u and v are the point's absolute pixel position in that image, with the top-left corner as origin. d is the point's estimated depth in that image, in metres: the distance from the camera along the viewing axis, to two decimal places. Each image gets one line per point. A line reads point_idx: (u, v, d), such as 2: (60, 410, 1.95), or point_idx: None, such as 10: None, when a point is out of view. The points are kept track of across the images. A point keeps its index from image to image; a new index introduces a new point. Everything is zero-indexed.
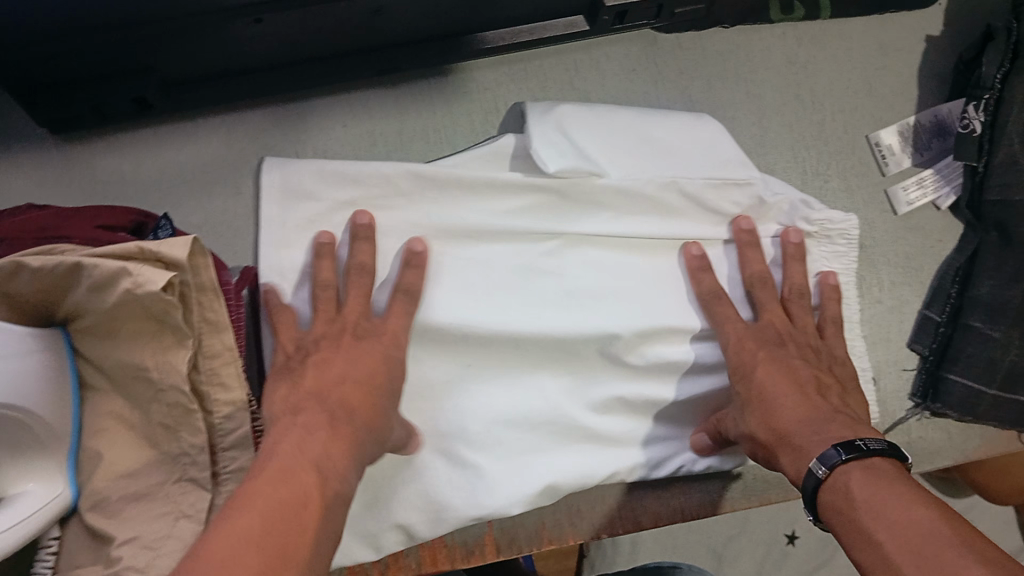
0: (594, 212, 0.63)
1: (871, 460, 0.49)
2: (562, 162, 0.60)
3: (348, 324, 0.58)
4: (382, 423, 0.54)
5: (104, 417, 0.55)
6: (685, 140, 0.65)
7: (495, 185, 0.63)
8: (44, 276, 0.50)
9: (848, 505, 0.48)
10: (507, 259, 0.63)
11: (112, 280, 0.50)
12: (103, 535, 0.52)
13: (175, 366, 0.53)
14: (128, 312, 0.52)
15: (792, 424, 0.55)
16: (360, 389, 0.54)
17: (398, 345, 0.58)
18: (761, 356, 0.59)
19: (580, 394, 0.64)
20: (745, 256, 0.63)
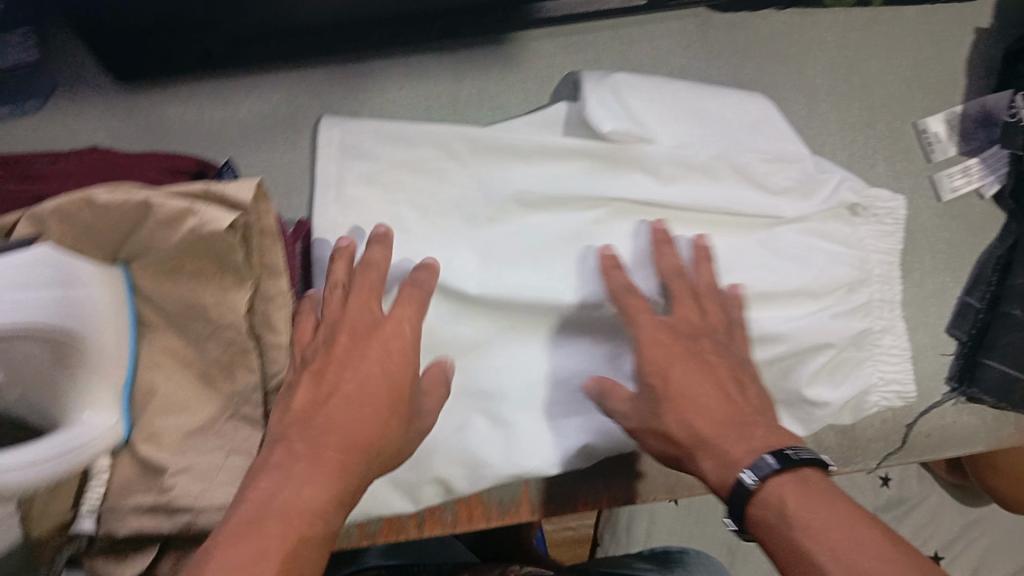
0: (642, 178, 0.64)
1: (801, 471, 0.48)
2: (616, 124, 0.62)
3: (347, 329, 0.55)
4: (389, 433, 0.52)
5: (159, 355, 0.56)
6: (732, 117, 0.66)
7: (548, 151, 0.64)
8: (111, 212, 0.52)
9: (782, 521, 0.47)
10: (559, 227, 0.64)
11: (178, 217, 0.52)
12: (157, 466, 0.53)
13: (235, 305, 0.55)
14: (190, 252, 0.53)
15: (710, 430, 0.53)
16: (353, 402, 0.51)
17: (404, 345, 0.55)
18: (678, 356, 0.56)
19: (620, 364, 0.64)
20: (658, 251, 0.60)
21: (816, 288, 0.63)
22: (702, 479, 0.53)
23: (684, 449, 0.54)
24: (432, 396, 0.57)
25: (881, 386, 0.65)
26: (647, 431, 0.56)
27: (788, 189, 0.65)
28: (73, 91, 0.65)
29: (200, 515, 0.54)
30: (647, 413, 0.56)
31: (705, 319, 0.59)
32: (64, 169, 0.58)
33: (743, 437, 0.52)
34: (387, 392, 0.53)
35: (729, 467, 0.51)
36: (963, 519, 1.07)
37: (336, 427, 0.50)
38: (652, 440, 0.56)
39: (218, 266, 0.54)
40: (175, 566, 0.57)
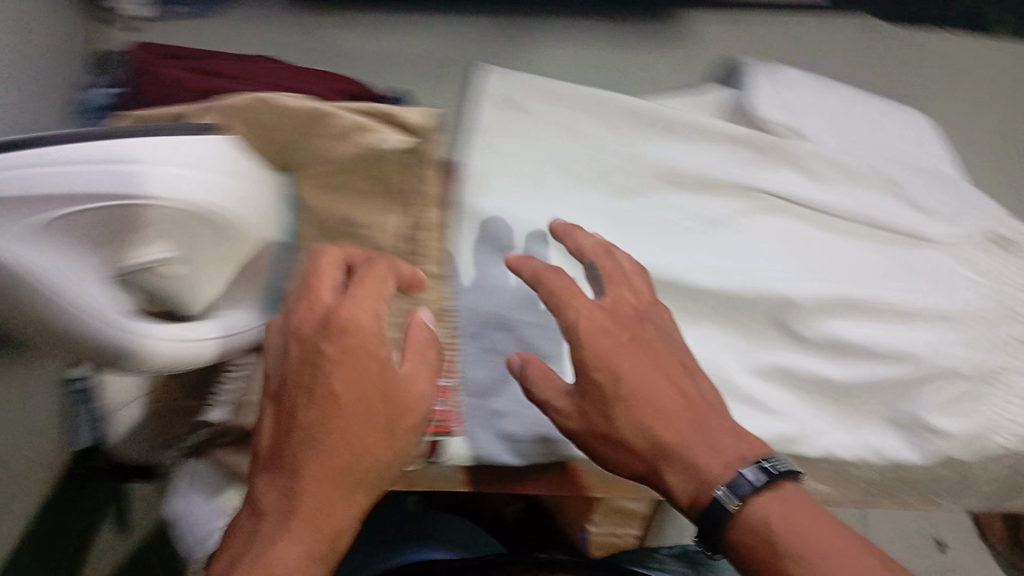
0: (792, 173, 0.65)
1: (785, 488, 0.43)
2: (782, 119, 0.67)
3: (305, 338, 0.43)
4: (383, 449, 0.43)
5: (302, 264, 0.56)
6: (895, 130, 0.71)
7: (706, 133, 0.66)
8: (292, 117, 0.56)
9: (767, 546, 0.42)
10: (702, 209, 0.64)
11: (355, 131, 0.56)
12: None
13: (387, 224, 0.56)
14: (358, 167, 0.56)
15: (677, 438, 0.46)
16: (322, 432, 0.42)
17: (374, 350, 0.43)
18: (627, 342, 0.50)
19: (743, 358, 0.63)
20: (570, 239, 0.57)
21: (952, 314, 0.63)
22: (669, 497, 0.47)
23: (647, 462, 0.47)
24: (420, 362, 0.45)
25: (1010, 423, 0.61)
26: (597, 436, 0.49)
27: (937, 210, 0.67)
28: None
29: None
30: (592, 413, 0.49)
31: (638, 300, 0.54)
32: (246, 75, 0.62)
33: (708, 443, 0.46)
34: (357, 416, 0.42)
35: (705, 490, 0.44)
36: None
37: (305, 471, 0.42)
38: (603, 447, 0.49)
39: (379, 186, 0.57)
40: None
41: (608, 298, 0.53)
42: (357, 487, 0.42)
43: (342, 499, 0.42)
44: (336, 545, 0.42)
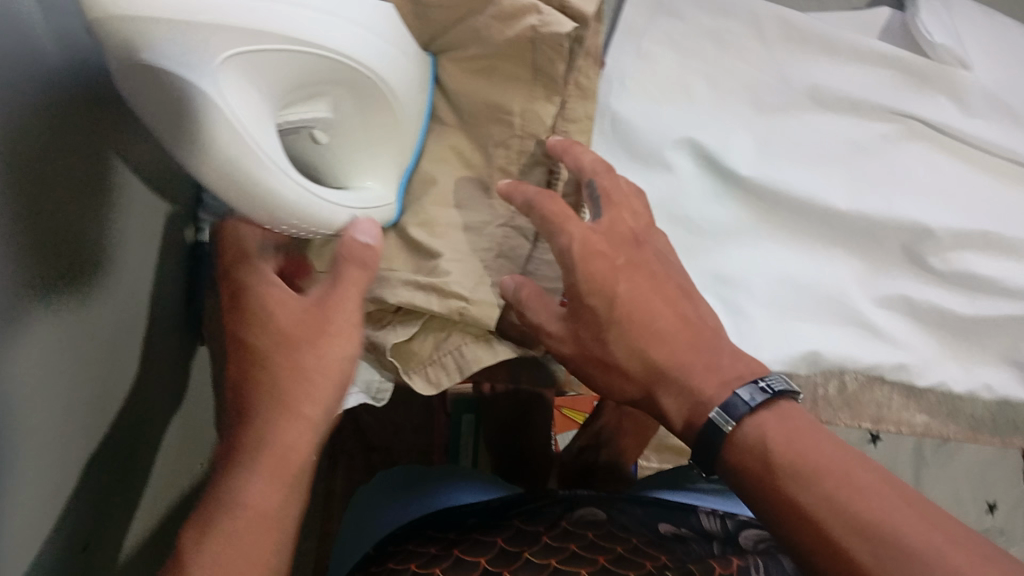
0: (944, 102, 0.64)
1: (779, 406, 0.41)
2: (943, 38, 0.62)
3: (239, 302, 0.44)
4: (319, 357, 0.42)
5: (447, 152, 0.58)
6: None
7: (863, 53, 0.64)
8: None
9: (761, 464, 0.40)
10: (845, 131, 0.64)
11: (521, 13, 0.54)
12: (429, 249, 0.55)
13: (541, 117, 0.58)
14: (516, 52, 0.55)
15: (671, 359, 0.45)
16: (251, 367, 0.42)
17: (281, 297, 0.44)
18: (623, 262, 0.48)
19: (868, 283, 0.63)
20: (573, 151, 0.51)
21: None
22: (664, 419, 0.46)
23: (643, 386, 0.46)
24: (349, 285, 0.43)
25: None
26: (592, 364, 0.48)
27: None
28: None
29: (473, 307, 0.54)
30: (585, 335, 0.48)
31: (638, 228, 0.50)
32: None
33: (709, 364, 0.44)
34: (270, 343, 0.42)
35: (697, 410, 0.43)
36: None
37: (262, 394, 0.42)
38: (594, 370, 0.48)
39: (532, 76, 0.57)
40: (433, 346, 0.56)
41: (605, 222, 0.50)
42: (317, 389, 0.42)
43: (292, 418, 0.41)
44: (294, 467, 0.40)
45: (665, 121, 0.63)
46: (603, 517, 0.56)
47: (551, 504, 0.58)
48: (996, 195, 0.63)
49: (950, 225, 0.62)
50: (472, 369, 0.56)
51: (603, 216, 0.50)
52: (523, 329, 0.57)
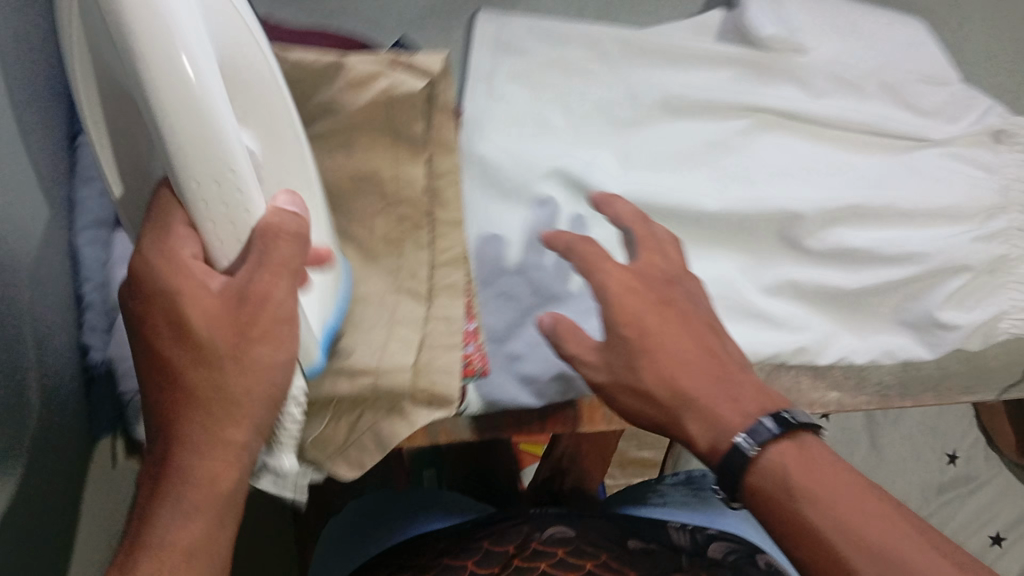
0: (790, 87, 0.65)
1: (800, 436, 0.43)
2: (775, 30, 0.64)
3: (151, 302, 0.38)
4: (245, 378, 0.39)
5: None
6: (891, 35, 0.68)
7: (701, 57, 0.66)
8: (302, 70, 0.53)
9: (786, 493, 0.42)
10: (703, 132, 0.65)
11: (368, 80, 0.54)
12: None
13: (411, 178, 0.55)
14: (368, 117, 0.54)
15: (697, 386, 0.46)
16: (170, 374, 0.39)
17: (199, 303, 0.38)
18: (652, 301, 0.48)
19: (754, 274, 0.64)
20: (611, 202, 0.52)
21: (964, 210, 0.63)
22: (688, 441, 0.46)
23: (667, 411, 0.46)
24: (271, 271, 0.38)
25: (1012, 313, 0.62)
26: (618, 396, 0.48)
27: (936, 111, 0.66)
28: None
29: (382, 377, 0.52)
30: (619, 366, 0.47)
31: (667, 271, 0.51)
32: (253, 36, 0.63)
33: (733, 397, 0.45)
34: (192, 356, 0.38)
35: (724, 431, 0.44)
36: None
37: (200, 410, 0.39)
38: (624, 398, 0.47)
39: (393, 138, 0.55)
40: (347, 428, 0.54)
41: (639, 265, 0.50)
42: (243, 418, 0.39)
43: (219, 446, 0.39)
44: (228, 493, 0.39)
45: (530, 156, 0.64)
46: (570, 534, 0.60)
47: (517, 524, 0.62)
48: (863, 161, 0.65)
49: (813, 202, 0.63)
50: (391, 444, 0.54)
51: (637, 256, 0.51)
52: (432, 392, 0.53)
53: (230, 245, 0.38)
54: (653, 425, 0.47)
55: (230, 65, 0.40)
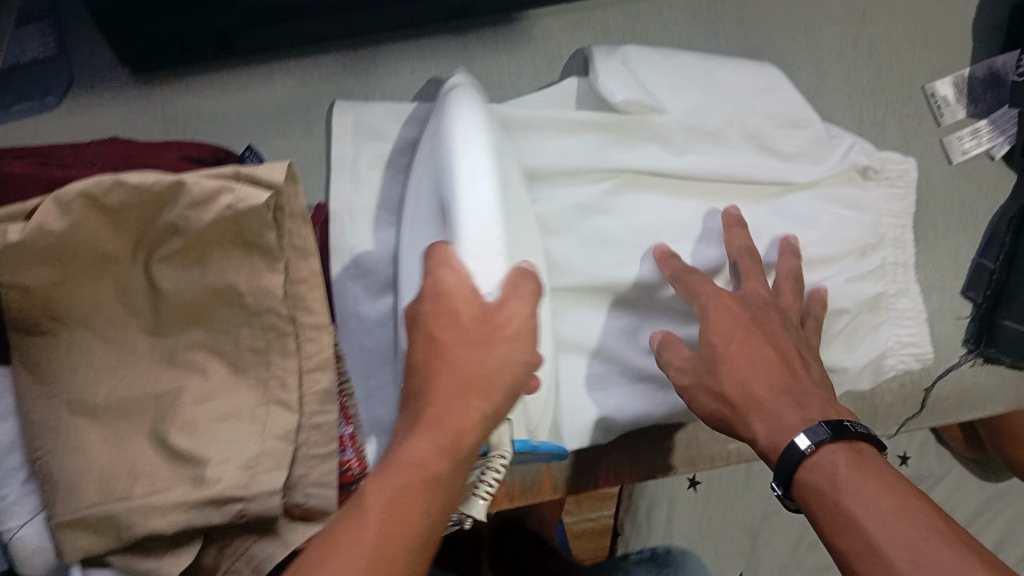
0: (652, 147, 0.66)
1: (853, 444, 0.51)
2: (628, 95, 0.65)
3: (439, 301, 0.45)
4: (486, 359, 0.45)
5: (195, 356, 0.53)
6: (747, 83, 0.70)
7: (562, 124, 0.65)
8: (143, 194, 0.49)
9: (830, 485, 0.49)
10: (572, 199, 0.64)
11: (211, 199, 0.50)
12: (196, 457, 0.51)
13: (271, 289, 0.53)
14: (220, 234, 0.51)
15: (768, 396, 0.55)
16: (429, 346, 0.46)
17: (457, 306, 0.45)
18: (743, 326, 0.58)
19: (630, 337, 0.65)
20: (731, 234, 0.62)
21: (840, 251, 0.65)
22: (753, 441, 0.55)
23: (738, 411, 0.56)
24: (519, 297, 0.46)
25: (897, 348, 0.67)
26: (705, 397, 0.58)
27: (801, 153, 0.68)
28: (90, 86, 0.67)
29: (253, 503, 0.51)
30: (702, 370, 0.58)
31: (776, 299, 0.60)
32: (71, 158, 0.57)
33: (798, 405, 0.54)
34: (456, 339, 0.45)
35: (784, 432, 0.53)
36: (984, 495, 1.01)
37: (450, 363, 0.45)
38: (703, 398, 0.58)
39: (246, 250, 0.52)
40: (220, 555, 0.54)
41: (743, 290, 0.60)
42: (485, 395, 0.45)
43: (460, 408, 0.45)
44: (460, 450, 0.44)
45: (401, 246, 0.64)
46: None
47: None
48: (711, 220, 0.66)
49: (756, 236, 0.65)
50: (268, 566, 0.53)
51: (742, 287, 0.60)
52: (308, 508, 0.55)
53: (498, 277, 0.46)
54: (727, 426, 0.57)
55: (520, 206, 0.58)
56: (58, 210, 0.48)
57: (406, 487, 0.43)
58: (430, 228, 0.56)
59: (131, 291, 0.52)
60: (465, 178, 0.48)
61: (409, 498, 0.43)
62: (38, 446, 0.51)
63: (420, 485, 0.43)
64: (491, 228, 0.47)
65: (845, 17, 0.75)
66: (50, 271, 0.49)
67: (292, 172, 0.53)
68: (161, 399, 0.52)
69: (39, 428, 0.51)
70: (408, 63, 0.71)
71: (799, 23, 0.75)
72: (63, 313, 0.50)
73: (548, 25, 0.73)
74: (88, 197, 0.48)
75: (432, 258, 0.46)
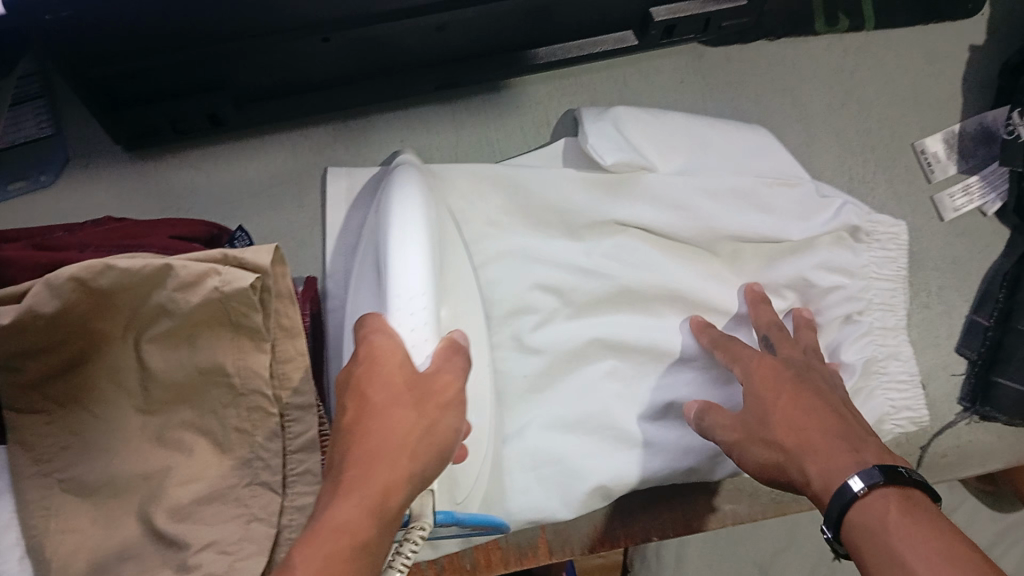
0: (641, 203, 0.67)
1: (905, 489, 0.49)
2: (617, 155, 0.66)
3: (373, 362, 0.47)
4: (420, 420, 0.45)
5: (183, 434, 0.51)
6: (737, 141, 0.71)
7: (534, 187, 0.66)
8: (135, 275, 0.46)
9: (881, 527, 0.48)
10: (546, 267, 0.66)
11: (199, 281, 0.47)
12: (180, 542, 0.48)
13: (258, 369, 0.51)
14: (209, 316, 0.49)
15: (824, 441, 0.54)
16: (354, 399, 0.45)
17: (392, 369, 0.46)
18: (790, 380, 0.58)
19: (631, 399, 0.66)
20: (757, 310, 0.65)
21: (822, 318, 0.68)
22: (804, 486, 0.53)
23: (789, 454, 0.54)
24: (447, 369, 0.48)
25: (895, 413, 0.69)
26: (754, 444, 0.57)
27: (789, 210, 0.68)
28: (84, 162, 0.69)
29: None
30: (750, 423, 0.58)
31: (810, 359, 0.62)
32: (66, 238, 0.58)
33: (854, 449, 0.53)
34: (387, 398, 0.45)
35: (837, 474, 0.51)
36: (996, 528, 0.96)
37: (392, 418, 0.44)
38: (755, 448, 0.56)
39: (233, 330, 0.50)
40: None
41: (781, 353, 0.62)
42: (419, 453, 0.44)
43: (391, 465, 0.43)
44: (390, 507, 0.42)
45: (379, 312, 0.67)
46: None
47: None
48: (698, 282, 0.67)
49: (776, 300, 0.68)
50: None
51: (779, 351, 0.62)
52: None
53: (428, 349, 0.49)
54: (780, 478, 0.55)
55: (457, 266, 0.60)
56: (51, 291, 0.45)
57: (338, 554, 0.39)
58: (365, 295, 0.57)
59: (121, 374, 0.50)
60: (407, 260, 0.52)
61: (339, 560, 0.39)
62: (34, 524, 0.48)
63: (353, 548, 0.40)
64: (416, 301, 0.51)
65: (830, 79, 0.77)
66: (46, 360, 0.48)
67: (278, 255, 0.51)
68: (148, 479, 0.49)
69: (32, 508, 0.48)
70: (396, 131, 0.73)
71: (785, 85, 0.77)
72: (61, 393, 0.49)
73: (537, 91, 0.75)
74: (82, 277, 0.45)
75: (368, 326, 0.49)
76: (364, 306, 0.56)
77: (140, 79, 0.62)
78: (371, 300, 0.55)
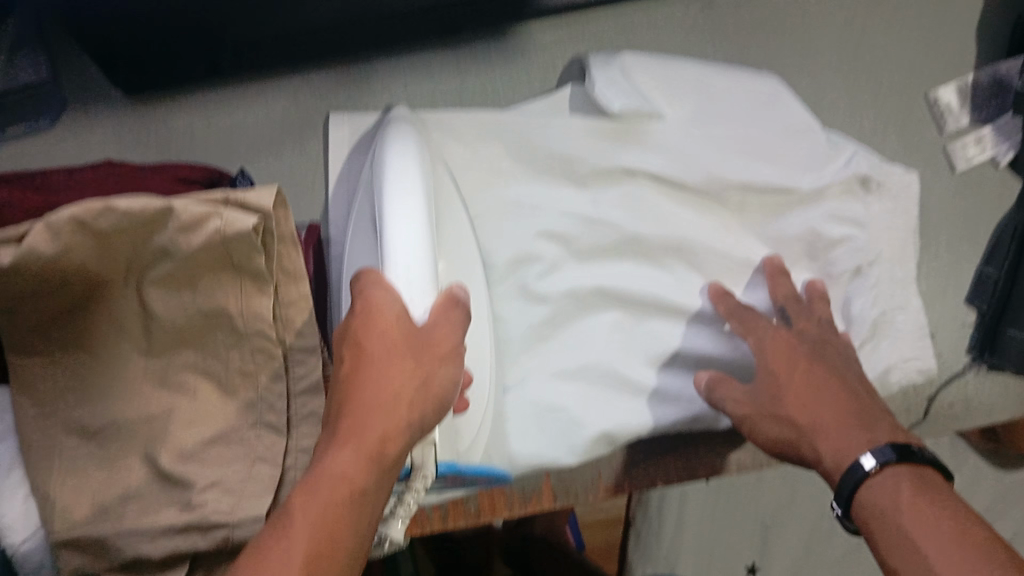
0: (648, 152, 0.66)
1: (917, 469, 0.51)
2: (626, 102, 0.64)
3: (370, 319, 0.44)
4: (415, 376, 0.44)
5: (187, 377, 0.50)
6: (750, 93, 0.68)
7: (538, 135, 0.65)
8: (132, 219, 0.45)
9: (892, 506, 0.49)
10: (551, 215, 0.64)
11: (201, 221, 0.47)
12: (184, 481, 0.48)
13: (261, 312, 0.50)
14: (211, 258, 0.48)
15: (837, 423, 0.56)
16: (352, 355, 0.44)
17: (388, 325, 0.44)
18: (803, 358, 0.61)
19: (635, 350, 0.65)
20: (774, 282, 0.65)
21: (833, 274, 0.68)
22: (815, 462, 0.56)
23: (800, 432, 0.57)
24: (442, 323, 0.46)
25: (901, 364, 0.69)
26: (769, 421, 0.59)
27: (795, 158, 0.68)
28: (84, 107, 0.69)
29: (239, 529, 0.48)
30: (764, 399, 0.60)
31: (825, 334, 0.63)
32: (65, 181, 0.57)
33: (865, 430, 0.55)
34: (383, 352, 0.44)
35: (848, 454, 0.54)
36: (999, 484, 0.96)
37: (388, 373, 0.43)
38: (767, 424, 0.59)
39: (234, 271, 0.49)
40: None
41: (796, 327, 0.63)
42: (412, 407, 0.43)
43: (387, 418, 0.42)
44: (388, 456, 0.42)
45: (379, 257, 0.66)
46: None
47: None
48: (703, 232, 0.67)
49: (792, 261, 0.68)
50: None
51: (794, 325, 0.63)
52: None
53: (426, 302, 0.46)
54: (794, 454, 0.58)
55: (452, 215, 0.59)
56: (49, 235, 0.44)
57: (337, 502, 0.40)
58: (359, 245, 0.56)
59: (123, 321, 0.48)
60: (401, 206, 0.51)
61: (348, 512, 0.40)
62: (36, 468, 0.48)
63: (349, 496, 0.40)
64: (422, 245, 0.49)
65: (842, 29, 0.75)
66: (43, 305, 0.46)
67: (281, 197, 0.50)
68: (150, 422, 0.49)
69: (34, 452, 0.48)
70: (399, 78, 0.72)
71: (796, 33, 0.75)
72: (60, 339, 0.48)
73: (543, 37, 0.74)
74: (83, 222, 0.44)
75: (365, 279, 0.46)
76: (361, 258, 0.56)
77: (138, 30, 0.61)
78: (370, 250, 0.55)
